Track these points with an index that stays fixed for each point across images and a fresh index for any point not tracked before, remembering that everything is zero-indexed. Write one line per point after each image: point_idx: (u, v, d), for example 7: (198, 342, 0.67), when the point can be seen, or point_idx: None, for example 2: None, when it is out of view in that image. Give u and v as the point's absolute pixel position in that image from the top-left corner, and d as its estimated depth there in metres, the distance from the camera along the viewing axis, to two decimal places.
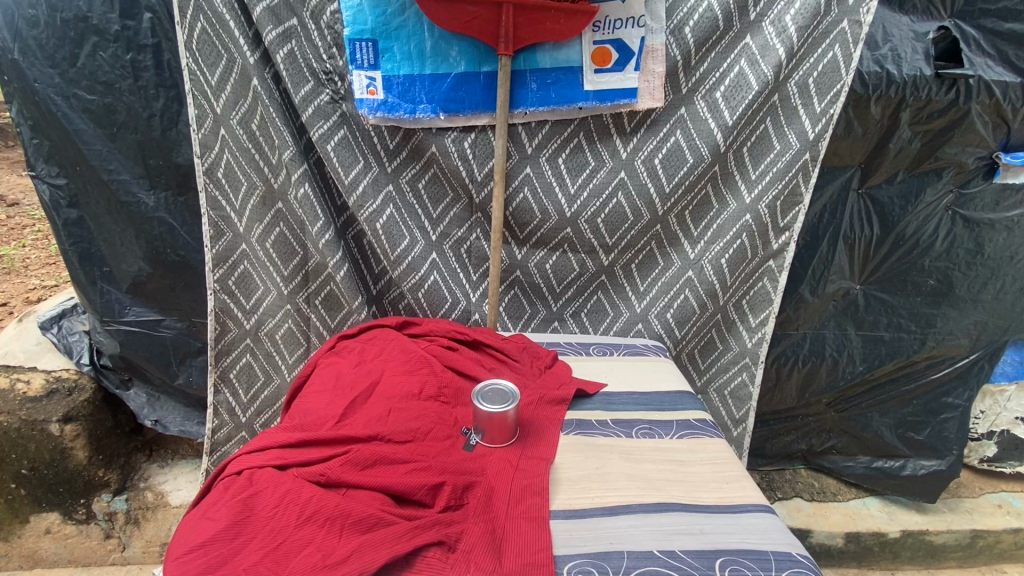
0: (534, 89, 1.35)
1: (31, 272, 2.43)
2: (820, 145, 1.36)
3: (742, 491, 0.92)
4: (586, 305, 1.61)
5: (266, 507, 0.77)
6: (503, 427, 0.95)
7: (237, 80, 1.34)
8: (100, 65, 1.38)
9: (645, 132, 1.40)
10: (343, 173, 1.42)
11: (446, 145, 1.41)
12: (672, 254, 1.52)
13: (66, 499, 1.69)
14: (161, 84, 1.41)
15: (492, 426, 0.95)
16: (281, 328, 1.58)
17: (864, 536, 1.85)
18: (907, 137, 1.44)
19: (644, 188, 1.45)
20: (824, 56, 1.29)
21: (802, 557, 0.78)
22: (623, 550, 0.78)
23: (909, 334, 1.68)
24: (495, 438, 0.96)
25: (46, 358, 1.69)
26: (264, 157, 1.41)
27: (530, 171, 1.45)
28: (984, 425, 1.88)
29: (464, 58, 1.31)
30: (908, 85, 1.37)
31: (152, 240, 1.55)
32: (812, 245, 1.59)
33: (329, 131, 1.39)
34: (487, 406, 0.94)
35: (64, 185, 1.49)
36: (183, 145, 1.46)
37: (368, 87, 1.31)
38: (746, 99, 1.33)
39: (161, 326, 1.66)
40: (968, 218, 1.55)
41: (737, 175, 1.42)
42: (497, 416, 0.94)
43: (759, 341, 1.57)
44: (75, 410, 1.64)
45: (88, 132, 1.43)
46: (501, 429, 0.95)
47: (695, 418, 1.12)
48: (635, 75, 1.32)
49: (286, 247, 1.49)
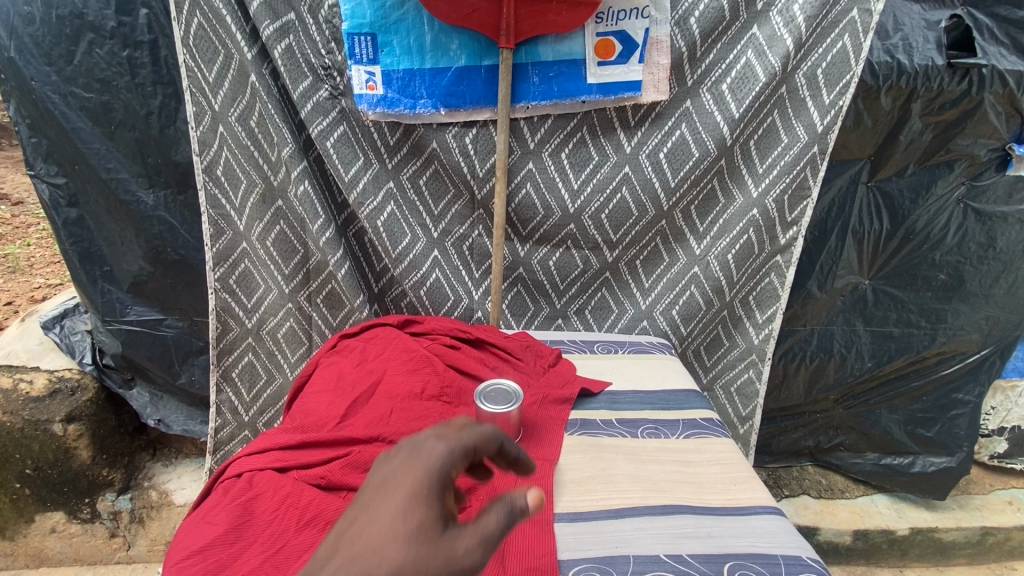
0: (536, 82, 1.32)
1: (35, 271, 2.43)
2: (829, 138, 1.33)
3: (749, 492, 0.90)
4: (590, 303, 1.59)
5: (266, 510, 0.77)
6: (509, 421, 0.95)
7: (235, 77, 1.32)
8: (96, 63, 1.36)
9: (650, 126, 1.37)
10: (343, 170, 1.40)
11: (447, 141, 1.39)
12: (677, 250, 1.50)
13: (70, 499, 1.68)
14: (158, 80, 1.39)
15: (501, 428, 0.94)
16: (282, 327, 1.57)
17: (872, 534, 1.83)
18: (917, 128, 1.41)
19: (648, 182, 1.42)
20: (832, 46, 1.26)
21: (812, 560, 0.76)
22: (629, 555, 0.77)
23: (918, 329, 1.65)
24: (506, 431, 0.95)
25: (49, 358, 1.69)
26: (263, 155, 1.39)
27: (532, 167, 1.43)
28: (994, 421, 1.85)
29: (464, 52, 1.28)
30: (920, 74, 1.34)
31: (152, 239, 1.54)
32: (820, 240, 1.57)
33: (328, 127, 1.37)
34: (483, 423, 0.90)
35: (63, 184, 1.48)
36: (181, 143, 1.45)
37: (367, 82, 1.29)
38: (752, 92, 1.30)
39: (162, 326, 1.65)
40: (979, 211, 1.52)
41: (743, 169, 1.40)
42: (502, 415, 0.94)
43: (766, 337, 1.55)
44: (78, 410, 1.64)
45: (86, 131, 1.42)
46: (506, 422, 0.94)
47: (701, 418, 1.10)
48: (639, 68, 1.29)
49: (287, 245, 1.48)
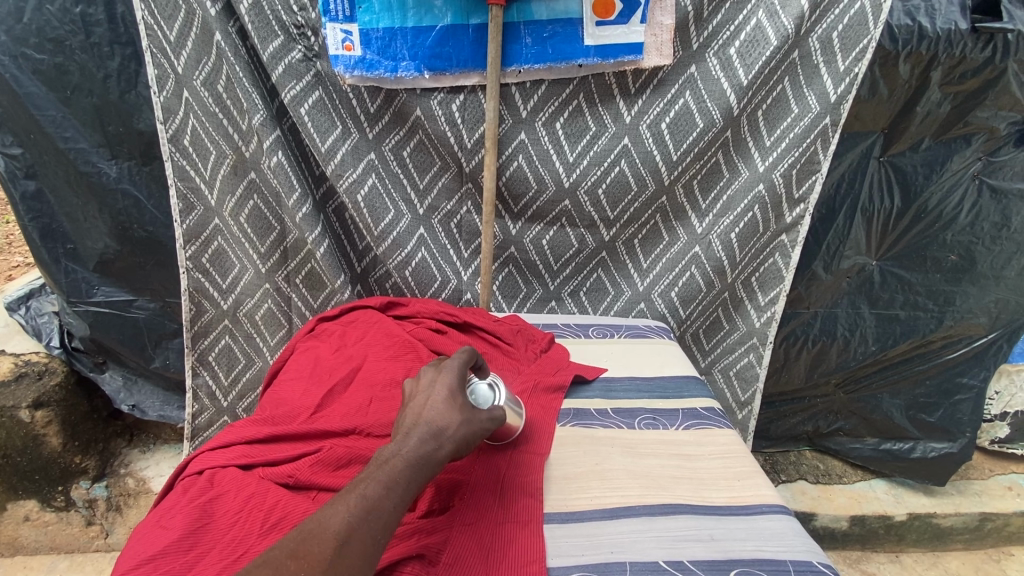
0: (528, 44, 1.21)
1: (14, 249, 2.32)
2: (842, 108, 1.24)
3: (753, 490, 0.83)
4: (586, 284, 1.51)
5: (226, 513, 0.70)
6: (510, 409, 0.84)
7: (199, 36, 1.21)
8: (48, 20, 1.25)
9: (651, 93, 1.27)
10: (320, 140, 1.30)
11: (432, 108, 1.28)
12: (677, 228, 1.41)
13: (43, 487, 1.60)
14: (116, 40, 1.28)
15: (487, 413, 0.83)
16: (260, 309, 1.49)
17: (870, 520, 1.79)
18: (935, 99, 1.32)
19: (648, 155, 1.33)
20: (850, 6, 1.16)
21: (823, 566, 0.70)
22: (625, 562, 0.70)
23: (925, 313, 1.59)
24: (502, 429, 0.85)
25: (14, 341, 1.59)
26: (233, 123, 1.29)
27: (525, 137, 1.33)
28: (997, 406, 1.80)
29: (450, 9, 1.17)
30: (941, 40, 1.24)
31: (118, 215, 1.44)
32: (827, 218, 1.49)
33: (302, 92, 1.26)
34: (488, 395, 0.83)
35: (19, 155, 1.36)
36: (144, 110, 1.34)
37: (344, 43, 1.19)
38: (762, 56, 1.20)
39: (133, 307, 1.57)
40: (995, 187, 1.44)
41: (750, 142, 1.31)
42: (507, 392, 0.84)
43: (768, 321, 1.48)
44: (46, 395, 1.55)
45: (39, 96, 1.30)
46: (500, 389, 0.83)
47: (702, 407, 1.03)
48: (641, 28, 1.19)
49: (262, 221, 1.39)
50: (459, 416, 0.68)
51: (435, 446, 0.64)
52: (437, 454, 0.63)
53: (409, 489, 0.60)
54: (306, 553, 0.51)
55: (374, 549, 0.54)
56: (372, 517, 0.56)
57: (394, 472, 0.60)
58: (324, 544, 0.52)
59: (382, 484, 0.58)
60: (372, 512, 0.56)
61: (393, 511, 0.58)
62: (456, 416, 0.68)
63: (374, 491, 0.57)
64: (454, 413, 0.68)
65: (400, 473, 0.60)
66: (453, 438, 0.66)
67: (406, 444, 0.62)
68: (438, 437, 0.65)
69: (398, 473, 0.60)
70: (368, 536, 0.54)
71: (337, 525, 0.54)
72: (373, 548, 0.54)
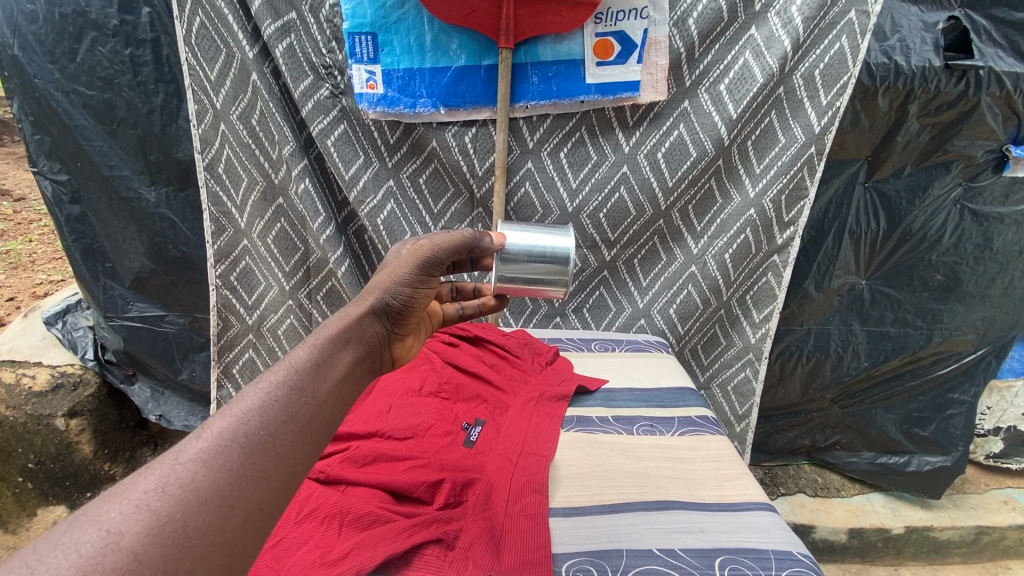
0: (535, 82, 1.33)
1: (37, 267, 2.43)
2: (826, 139, 1.33)
3: (741, 489, 0.91)
4: (588, 301, 1.61)
5: None
6: (548, 257, 0.87)
7: (237, 75, 1.33)
8: (99, 61, 1.37)
9: (648, 126, 1.38)
10: (344, 169, 1.42)
11: (446, 139, 1.40)
12: (674, 249, 1.51)
13: (72, 494, 1.67)
14: (160, 78, 1.40)
15: (523, 282, 0.88)
16: (282, 324, 1.58)
17: (869, 532, 1.83)
18: (914, 129, 1.42)
19: (645, 182, 1.43)
20: (830, 47, 1.26)
21: (803, 556, 0.77)
22: (622, 548, 0.78)
23: (915, 329, 1.66)
24: (555, 277, 0.89)
25: (51, 353, 1.69)
26: (264, 152, 1.41)
27: (531, 166, 1.44)
28: (990, 421, 1.85)
29: (464, 51, 1.29)
30: (917, 76, 1.34)
31: (153, 236, 1.55)
32: (817, 239, 1.58)
33: (329, 126, 1.38)
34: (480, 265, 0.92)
35: (65, 181, 1.48)
36: (182, 140, 1.46)
37: (368, 82, 1.31)
38: (750, 92, 1.31)
39: (163, 322, 1.67)
40: (976, 211, 1.53)
41: (741, 169, 1.41)
42: (525, 249, 0.86)
43: (763, 336, 1.55)
44: (80, 405, 1.65)
45: (88, 128, 1.43)
46: (511, 251, 0.86)
47: (696, 415, 1.11)
48: (638, 68, 1.30)
49: (287, 243, 1.50)
50: (382, 275, 0.70)
51: (354, 308, 0.65)
52: (351, 325, 0.62)
53: (294, 391, 0.51)
54: (139, 493, 0.38)
55: (233, 462, 0.43)
56: (233, 429, 0.45)
57: (274, 390, 0.50)
58: (168, 480, 0.40)
59: (257, 405, 0.48)
60: (245, 437, 0.45)
61: (275, 434, 0.47)
62: (381, 276, 0.70)
63: (244, 410, 0.47)
64: (379, 276, 0.70)
65: (280, 391, 0.50)
66: (376, 291, 0.67)
67: (292, 357, 0.54)
68: (355, 302, 0.66)
69: (282, 388, 0.50)
70: (235, 463, 0.43)
71: (189, 457, 0.42)
72: (248, 478, 0.43)
